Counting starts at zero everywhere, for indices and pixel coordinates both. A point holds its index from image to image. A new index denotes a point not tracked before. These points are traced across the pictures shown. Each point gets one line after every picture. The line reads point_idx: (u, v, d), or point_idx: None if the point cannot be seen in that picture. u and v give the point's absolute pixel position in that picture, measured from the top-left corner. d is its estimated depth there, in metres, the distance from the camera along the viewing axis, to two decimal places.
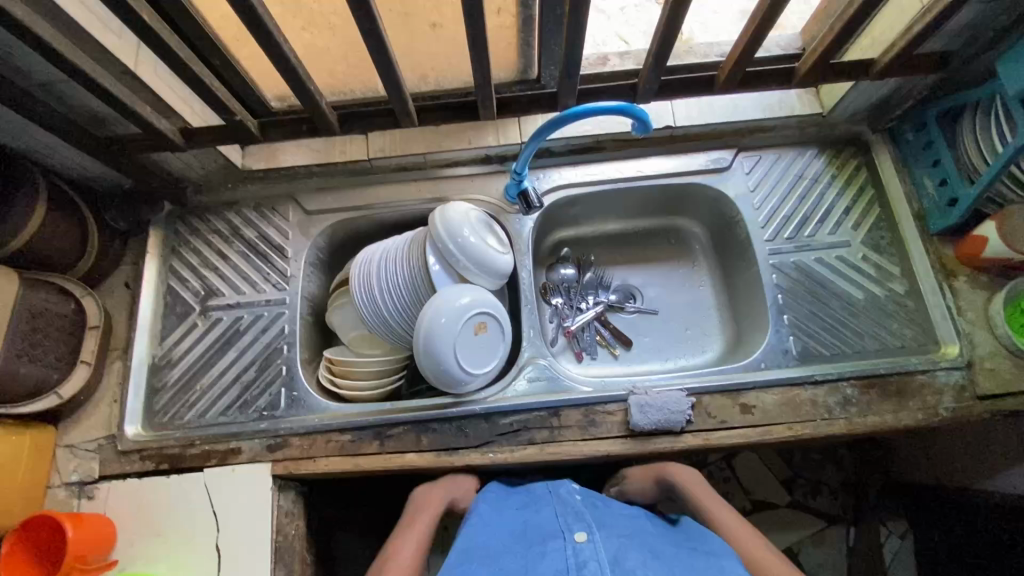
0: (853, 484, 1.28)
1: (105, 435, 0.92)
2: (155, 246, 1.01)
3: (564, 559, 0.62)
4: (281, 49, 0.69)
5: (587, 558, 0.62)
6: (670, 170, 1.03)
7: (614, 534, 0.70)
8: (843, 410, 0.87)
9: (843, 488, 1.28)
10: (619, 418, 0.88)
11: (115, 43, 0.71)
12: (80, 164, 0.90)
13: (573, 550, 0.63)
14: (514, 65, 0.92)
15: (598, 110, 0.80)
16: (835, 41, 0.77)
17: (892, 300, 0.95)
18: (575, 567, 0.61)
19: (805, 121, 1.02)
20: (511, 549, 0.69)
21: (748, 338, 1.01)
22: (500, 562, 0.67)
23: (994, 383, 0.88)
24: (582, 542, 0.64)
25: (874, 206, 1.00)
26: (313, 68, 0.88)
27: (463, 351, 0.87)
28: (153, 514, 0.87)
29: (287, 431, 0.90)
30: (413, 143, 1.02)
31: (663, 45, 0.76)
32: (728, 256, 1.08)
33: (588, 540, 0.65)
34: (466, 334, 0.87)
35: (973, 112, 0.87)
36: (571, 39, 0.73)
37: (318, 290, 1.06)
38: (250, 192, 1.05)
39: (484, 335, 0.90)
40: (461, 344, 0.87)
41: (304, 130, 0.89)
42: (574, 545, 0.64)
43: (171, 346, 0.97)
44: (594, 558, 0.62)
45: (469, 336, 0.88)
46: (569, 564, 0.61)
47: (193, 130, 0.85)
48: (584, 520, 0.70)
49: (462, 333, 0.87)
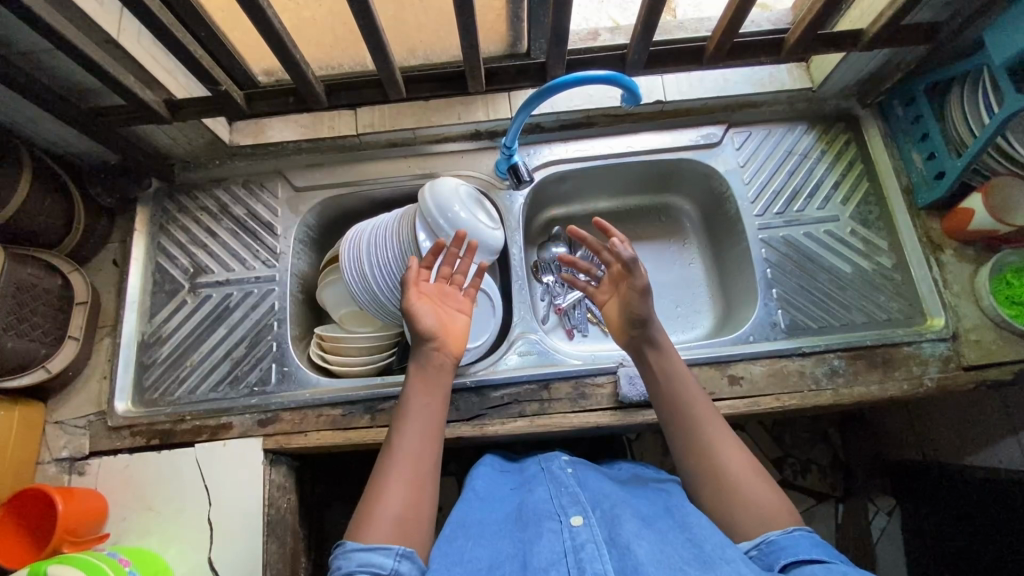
0: (841, 463, 1.30)
1: (94, 411, 0.92)
2: (143, 222, 1.01)
3: (561, 542, 0.62)
4: (266, 17, 0.68)
5: (584, 540, 0.62)
6: (660, 145, 1.02)
7: (609, 505, 0.69)
8: (830, 381, 0.88)
9: (832, 466, 1.30)
10: (608, 391, 0.89)
11: (96, 9, 0.69)
12: (64, 137, 0.89)
13: (569, 533, 0.63)
14: (503, 37, 0.91)
15: (587, 79, 0.80)
16: (825, 10, 0.76)
17: (880, 274, 0.96)
18: (571, 550, 0.60)
19: (796, 96, 1.02)
20: (507, 529, 0.69)
21: (737, 313, 1.02)
22: (496, 542, 0.67)
23: (978, 353, 0.89)
24: (578, 525, 0.64)
25: (863, 181, 1.01)
26: (299, 40, 0.87)
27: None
28: (144, 489, 0.87)
29: (278, 406, 0.91)
30: (402, 118, 1.01)
31: (652, 14, 0.75)
32: (718, 232, 1.08)
33: (584, 523, 0.64)
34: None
35: (961, 84, 0.87)
36: (560, 6, 0.73)
37: (308, 267, 1.05)
38: (238, 168, 1.04)
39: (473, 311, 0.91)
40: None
41: (291, 102, 0.88)
42: (570, 528, 0.64)
43: (160, 323, 0.97)
44: (591, 540, 0.62)
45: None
46: (566, 547, 0.61)
47: (178, 101, 0.83)
48: (580, 500, 0.69)
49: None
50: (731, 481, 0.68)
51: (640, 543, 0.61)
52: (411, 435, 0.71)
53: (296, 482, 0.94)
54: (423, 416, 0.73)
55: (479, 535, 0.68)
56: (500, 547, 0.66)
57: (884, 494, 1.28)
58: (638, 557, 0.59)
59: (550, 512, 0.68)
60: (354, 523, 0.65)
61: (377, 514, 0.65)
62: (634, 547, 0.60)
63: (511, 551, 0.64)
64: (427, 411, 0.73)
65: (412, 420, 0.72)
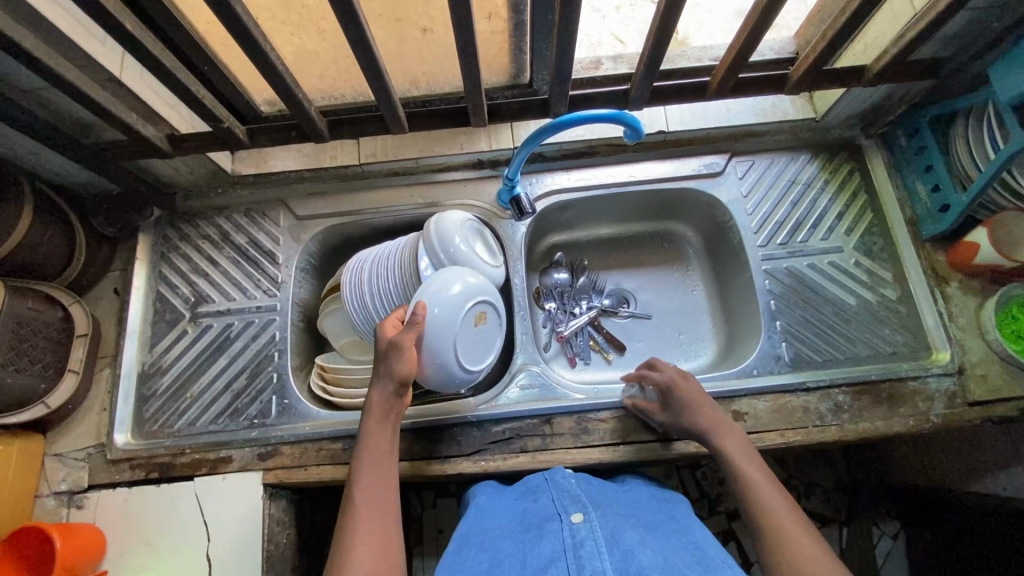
0: (846, 485, 1.29)
1: (94, 443, 0.91)
2: (145, 251, 1.01)
3: (561, 540, 0.60)
4: (268, 59, 0.68)
5: (584, 537, 0.60)
6: (663, 175, 1.02)
7: (609, 513, 0.67)
8: (835, 417, 0.88)
9: (836, 488, 1.28)
10: (610, 426, 0.89)
11: (98, 49, 0.69)
12: (66, 169, 0.89)
13: (570, 531, 0.61)
14: (505, 69, 0.90)
15: (589, 118, 0.80)
16: (829, 49, 0.76)
17: (884, 306, 0.95)
18: (571, 547, 0.58)
19: (799, 126, 1.02)
20: (509, 532, 0.68)
21: (740, 344, 1.01)
22: (496, 547, 0.66)
23: (984, 389, 0.88)
24: (579, 522, 0.62)
25: (867, 211, 1.00)
26: (300, 71, 0.86)
27: (458, 344, 0.83)
28: (143, 523, 0.87)
29: (278, 439, 0.90)
30: (404, 148, 1.01)
31: (655, 53, 0.75)
32: (722, 260, 1.08)
33: (584, 520, 0.63)
34: (467, 326, 0.84)
35: (965, 118, 0.87)
36: (563, 45, 0.72)
37: (309, 295, 1.05)
38: (240, 197, 1.04)
39: (481, 328, 0.87)
40: (461, 339, 0.83)
41: (293, 136, 0.87)
42: (570, 526, 0.62)
43: (161, 353, 0.97)
44: (590, 537, 0.59)
45: (468, 328, 0.84)
46: (566, 545, 0.59)
47: (180, 136, 0.83)
48: (581, 504, 0.68)
49: (464, 326, 0.83)
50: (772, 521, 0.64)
51: (643, 550, 0.58)
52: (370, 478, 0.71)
53: (295, 515, 0.94)
54: (380, 457, 0.73)
55: (477, 546, 0.67)
56: (499, 550, 0.65)
57: (888, 517, 1.26)
58: (641, 561, 0.56)
59: (552, 514, 0.67)
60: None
61: (348, 558, 0.63)
62: (638, 554, 0.57)
63: (510, 551, 0.63)
64: (384, 453, 0.73)
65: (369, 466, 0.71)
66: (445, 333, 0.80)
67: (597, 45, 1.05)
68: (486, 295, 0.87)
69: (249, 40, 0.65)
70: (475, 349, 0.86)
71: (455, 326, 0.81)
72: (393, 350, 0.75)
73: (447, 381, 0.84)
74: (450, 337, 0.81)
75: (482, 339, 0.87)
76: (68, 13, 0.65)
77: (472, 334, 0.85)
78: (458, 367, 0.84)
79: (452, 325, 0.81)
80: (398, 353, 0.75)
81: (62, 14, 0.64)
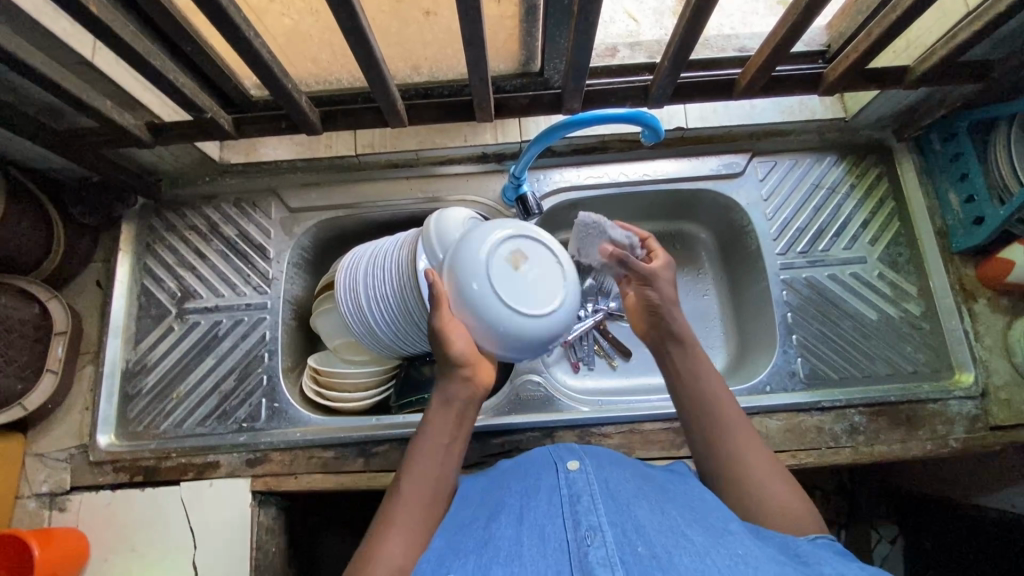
0: (845, 489, 1.17)
1: (76, 444, 0.88)
2: (129, 242, 0.95)
3: (557, 495, 0.54)
4: (254, 48, 0.62)
5: (580, 491, 0.54)
6: (677, 175, 0.96)
7: (606, 457, 0.62)
8: (849, 439, 0.84)
9: (837, 491, 1.17)
10: (615, 441, 0.85)
11: (68, 32, 0.64)
12: (38, 156, 0.83)
13: (566, 482, 0.56)
14: (515, 55, 0.80)
15: (605, 117, 0.76)
16: (870, 49, 0.70)
17: (906, 322, 0.91)
18: (568, 503, 0.53)
19: (826, 127, 0.96)
20: (504, 479, 0.61)
21: (753, 356, 0.96)
22: (495, 497, 0.58)
23: (1006, 413, 0.85)
24: (574, 473, 0.57)
25: (894, 219, 0.95)
26: (292, 55, 0.78)
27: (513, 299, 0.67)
28: (127, 529, 0.84)
29: (267, 445, 0.86)
30: (404, 139, 0.95)
31: (681, 49, 0.68)
32: (737, 265, 1.02)
33: (581, 470, 0.57)
34: (502, 264, 0.68)
35: (1008, 125, 0.80)
36: (580, 37, 0.65)
37: (302, 291, 1.00)
38: (229, 185, 0.98)
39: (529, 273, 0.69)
40: (497, 280, 0.66)
41: (283, 127, 0.81)
42: (566, 477, 0.56)
43: (146, 351, 0.92)
44: (588, 491, 0.54)
45: (516, 279, 0.67)
46: (562, 501, 0.53)
47: (160, 124, 0.78)
48: (577, 449, 0.62)
49: (508, 276, 0.67)
50: (726, 429, 0.63)
51: (641, 504, 0.53)
52: (421, 472, 0.60)
53: (285, 522, 0.91)
54: (438, 449, 0.62)
55: (478, 499, 0.60)
56: (497, 499, 0.57)
57: (887, 520, 1.14)
58: (639, 518, 0.51)
59: (544, 461, 0.61)
60: (356, 558, 0.54)
61: (378, 550, 0.54)
62: (635, 509, 0.52)
63: (507, 501, 0.56)
64: (444, 447, 0.62)
65: (425, 450, 0.61)
66: (470, 269, 0.66)
67: (609, 23, 0.96)
68: (519, 231, 0.71)
69: (230, 26, 0.58)
70: (524, 299, 0.67)
71: (480, 258, 0.67)
72: (459, 364, 0.65)
73: (492, 346, 0.67)
74: (478, 275, 0.66)
75: (534, 289, 0.68)
76: None
77: (508, 275, 0.67)
78: (502, 319, 0.66)
79: (480, 257, 0.67)
80: (461, 367, 0.65)
81: None
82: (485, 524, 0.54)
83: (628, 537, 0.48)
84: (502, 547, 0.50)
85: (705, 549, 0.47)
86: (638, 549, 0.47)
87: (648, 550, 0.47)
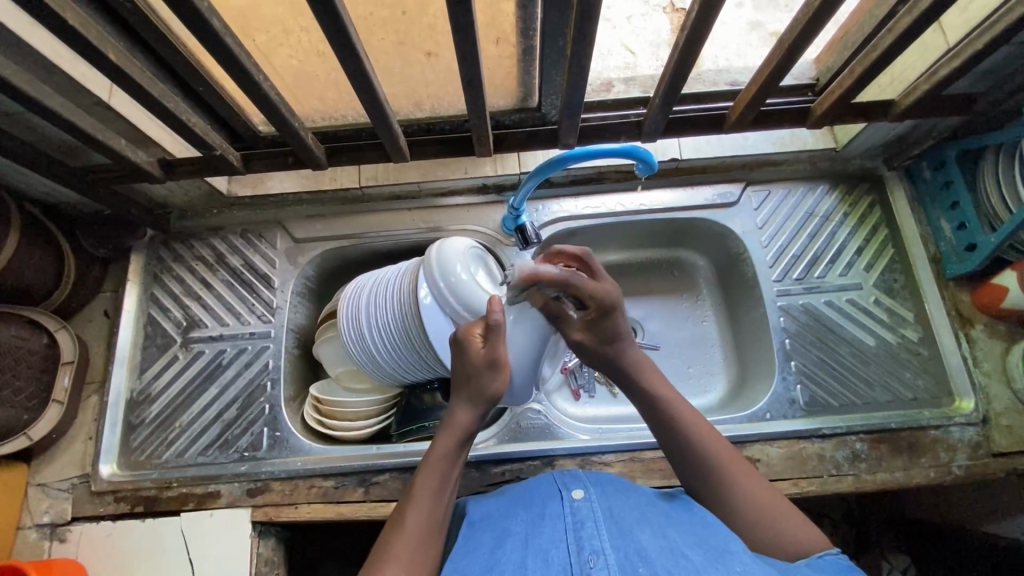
0: (853, 518, 1.11)
1: (79, 474, 0.88)
2: (137, 272, 0.97)
3: (562, 519, 0.54)
4: (263, 91, 0.65)
5: (584, 517, 0.54)
6: (674, 205, 0.98)
7: (611, 484, 0.62)
8: (851, 467, 0.84)
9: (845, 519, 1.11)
10: (615, 470, 0.85)
11: (86, 75, 0.67)
12: (53, 189, 0.85)
13: (570, 510, 0.55)
14: (513, 92, 0.83)
15: (603, 152, 0.78)
16: (854, 85, 0.73)
17: (905, 348, 0.91)
18: (572, 528, 0.53)
19: (818, 156, 0.98)
20: (510, 507, 0.60)
21: (753, 383, 0.96)
22: (499, 524, 0.57)
23: (1009, 440, 0.84)
24: (579, 500, 0.56)
25: (887, 246, 0.96)
26: (300, 94, 0.82)
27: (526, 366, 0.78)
28: (125, 562, 0.83)
29: (268, 475, 0.87)
30: (407, 172, 0.99)
31: (671, 88, 0.72)
32: (734, 291, 1.03)
33: (585, 498, 0.57)
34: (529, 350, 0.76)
35: (994, 154, 0.83)
36: (574, 76, 0.68)
37: (306, 320, 1.01)
38: (237, 217, 1.01)
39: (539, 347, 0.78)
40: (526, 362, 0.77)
41: (290, 162, 0.84)
42: (570, 504, 0.56)
43: (150, 380, 0.93)
44: (591, 517, 0.54)
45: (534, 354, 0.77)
46: (567, 525, 0.53)
47: (171, 161, 0.81)
48: (581, 477, 0.62)
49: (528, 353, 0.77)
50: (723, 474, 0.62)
51: (643, 529, 0.53)
52: (422, 511, 0.57)
53: (284, 553, 0.91)
54: (442, 484, 0.59)
55: (482, 526, 0.58)
56: (503, 527, 0.57)
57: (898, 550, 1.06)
58: (641, 541, 0.51)
59: (548, 489, 0.61)
60: None
61: None
62: (638, 534, 0.52)
63: (512, 528, 0.56)
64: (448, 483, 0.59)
65: (427, 483, 0.59)
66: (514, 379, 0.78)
67: (607, 56, 1.00)
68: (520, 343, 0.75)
69: (242, 72, 0.62)
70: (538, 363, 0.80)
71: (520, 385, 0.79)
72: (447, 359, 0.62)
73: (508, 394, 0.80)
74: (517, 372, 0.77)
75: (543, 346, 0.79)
76: (52, 37, 0.62)
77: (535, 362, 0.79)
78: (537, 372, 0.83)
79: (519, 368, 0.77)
80: (498, 372, 0.63)
81: (45, 40, 0.61)
82: (491, 550, 0.53)
83: (632, 560, 0.49)
84: (507, 572, 0.49)
85: (705, 569, 0.48)
86: (640, 570, 0.47)
87: (650, 573, 0.47)
